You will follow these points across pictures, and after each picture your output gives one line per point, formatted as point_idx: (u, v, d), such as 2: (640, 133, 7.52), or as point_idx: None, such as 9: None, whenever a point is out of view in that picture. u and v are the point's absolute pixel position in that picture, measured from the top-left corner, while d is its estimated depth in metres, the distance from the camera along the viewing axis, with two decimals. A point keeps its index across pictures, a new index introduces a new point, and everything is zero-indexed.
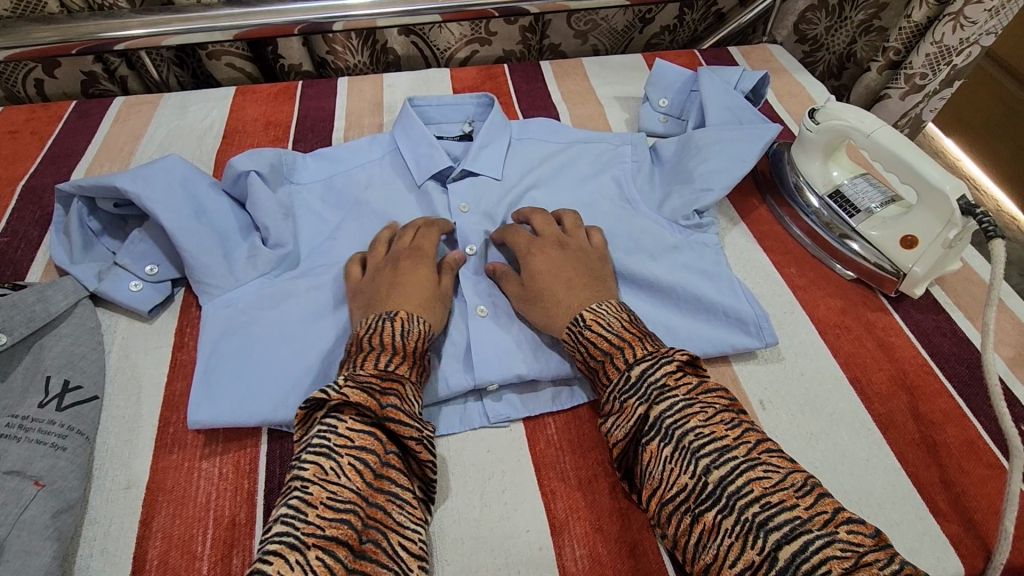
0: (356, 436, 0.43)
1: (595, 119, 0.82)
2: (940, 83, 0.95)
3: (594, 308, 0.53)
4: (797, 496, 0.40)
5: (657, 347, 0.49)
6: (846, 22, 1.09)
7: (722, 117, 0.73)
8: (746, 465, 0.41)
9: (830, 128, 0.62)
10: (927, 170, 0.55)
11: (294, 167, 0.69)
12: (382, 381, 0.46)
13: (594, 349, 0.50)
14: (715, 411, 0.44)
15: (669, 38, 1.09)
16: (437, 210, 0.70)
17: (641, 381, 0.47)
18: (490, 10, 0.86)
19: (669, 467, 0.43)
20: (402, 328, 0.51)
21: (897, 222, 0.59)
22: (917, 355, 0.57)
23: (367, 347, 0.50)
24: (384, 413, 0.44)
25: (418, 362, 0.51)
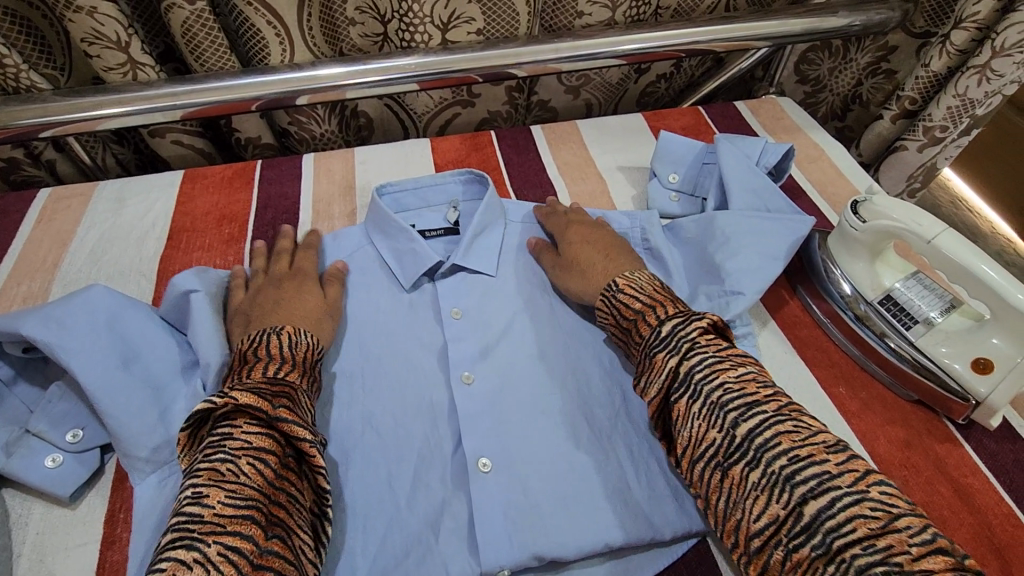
0: (254, 439, 0.40)
1: (598, 197, 0.73)
2: (961, 134, 0.88)
3: (626, 274, 0.54)
4: (828, 452, 0.38)
5: (682, 309, 0.49)
6: (851, 63, 1.02)
7: (748, 202, 0.65)
8: (775, 418, 0.40)
9: (878, 228, 0.54)
10: (1002, 278, 0.47)
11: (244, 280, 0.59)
12: (272, 387, 0.43)
13: (624, 309, 0.51)
14: (748, 370, 0.44)
15: (663, 85, 1.00)
16: (425, 324, 0.60)
17: (671, 337, 0.46)
18: (476, 76, 0.77)
19: (699, 423, 0.43)
20: (289, 341, 0.48)
21: (967, 338, 0.51)
22: (1001, 502, 0.48)
23: (251, 360, 0.46)
24: (277, 413, 0.41)
25: (309, 372, 0.48)
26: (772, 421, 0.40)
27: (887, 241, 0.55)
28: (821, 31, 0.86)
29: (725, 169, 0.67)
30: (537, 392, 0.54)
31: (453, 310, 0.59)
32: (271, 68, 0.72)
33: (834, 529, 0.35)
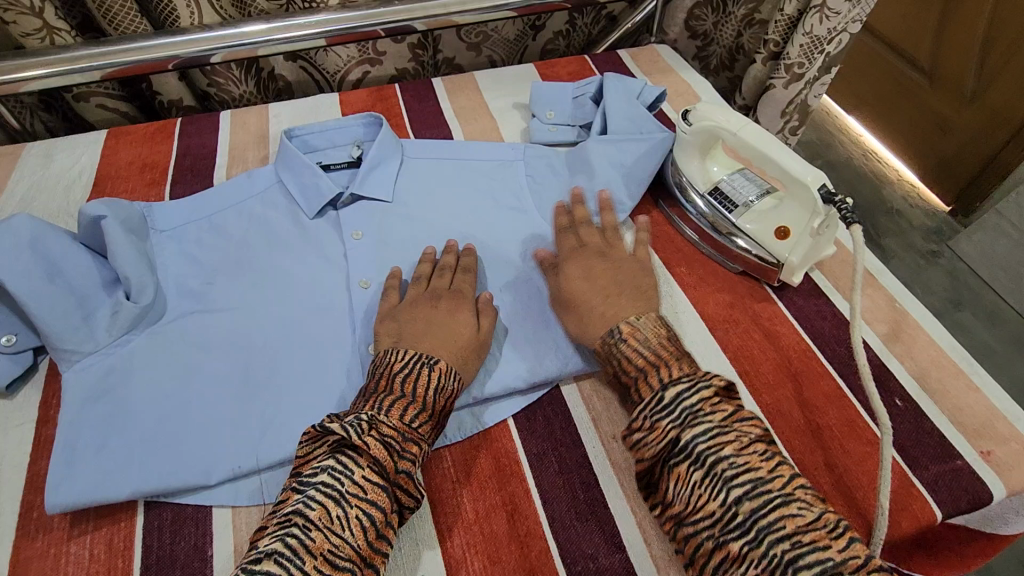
0: (370, 489, 0.43)
1: (489, 133, 0.82)
2: (819, 70, 0.99)
3: (633, 322, 0.53)
4: (829, 535, 0.39)
5: (691, 370, 0.48)
6: (729, 17, 1.14)
7: (625, 128, 0.74)
8: (781, 499, 0.40)
9: (702, 129, 0.64)
10: (787, 159, 0.58)
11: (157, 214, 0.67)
12: (407, 441, 0.45)
13: (628, 364, 0.51)
14: (754, 441, 0.44)
15: (563, 42, 1.10)
16: (327, 243, 0.68)
17: (676, 404, 0.46)
18: (376, 31, 0.86)
19: (698, 492, 0.43)
20: (439, 384, 0.50)
21: (771, 214, 0.61)
22: (800, 341, 0.59)
23: (398, 393, 0.48)
24: (398, 477, 0.44)
25: (439, 421, 0.50)
26: (776, 501, 0.41)
27: (711, 138, 0.65)
28: None
29: (608, 104, 0.76)
30: None
31: (355, 232, 0.67)
32: (180, 29, 0.79)
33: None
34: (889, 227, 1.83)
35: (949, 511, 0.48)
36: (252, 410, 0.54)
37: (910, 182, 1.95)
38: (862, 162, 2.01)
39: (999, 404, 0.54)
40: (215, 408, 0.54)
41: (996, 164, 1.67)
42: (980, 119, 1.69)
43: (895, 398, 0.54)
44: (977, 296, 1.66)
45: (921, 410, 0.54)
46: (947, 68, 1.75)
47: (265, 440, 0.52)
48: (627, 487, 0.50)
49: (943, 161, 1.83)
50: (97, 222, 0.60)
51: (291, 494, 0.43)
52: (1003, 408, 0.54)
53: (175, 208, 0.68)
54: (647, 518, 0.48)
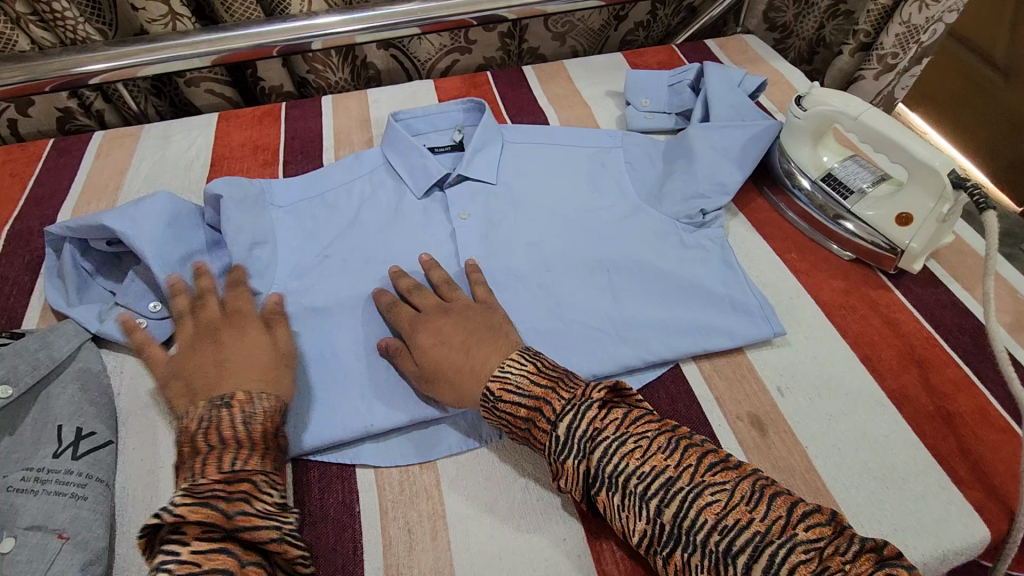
0: (204, 558, 0.38)
1: (584, 120, 0.83)
2: (910, 60, 0.98)
3: (500, 371, 0.49)
4: (748, 509, 0.40)
5: (571, 391, 0.46)
6: (813, 8, 1.12)
7: (727, 115, 0.74)
8: (692, 491, 0.41)
9: (817, 113, 0.64)
10: (914, 144, 0.57)
11: (275, 190, 0.70)
12: (229, 483, 0.42)
13: (514, 420, 0.48)
14: (648, 442, 0.44)
15: (643, 33, 1.11)
16: (435, 223, 0.70)
17: (570, 437, 0.45)
18: (469, 19, 0.88)
19: (625, 514, 0.43)
20: (242, 415, 0.46)
21: (889, 200, 0.61)
22: (922, 329, 0.58)
23: (204, 450, 0.44)
24: (235, 521, 0.40)
25: (272, 448, 0.46)
26: (691, 494, 0.41)
27: (825, 127, 0.66)
28: None
29: (708, 91, 0.77)
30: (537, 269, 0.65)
31: (462, 213, 0.69)
32: (291, 16, 0.82)
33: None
34: None
35: None
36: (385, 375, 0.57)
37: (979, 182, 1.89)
38: None
39: None
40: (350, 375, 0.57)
41: None
42: None
43: None
44: None
45: None
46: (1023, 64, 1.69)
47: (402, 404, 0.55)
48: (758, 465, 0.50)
49: (1015, 161, 1.77)
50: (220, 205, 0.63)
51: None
52: None
53: (290, 186, 0.71)
54: None
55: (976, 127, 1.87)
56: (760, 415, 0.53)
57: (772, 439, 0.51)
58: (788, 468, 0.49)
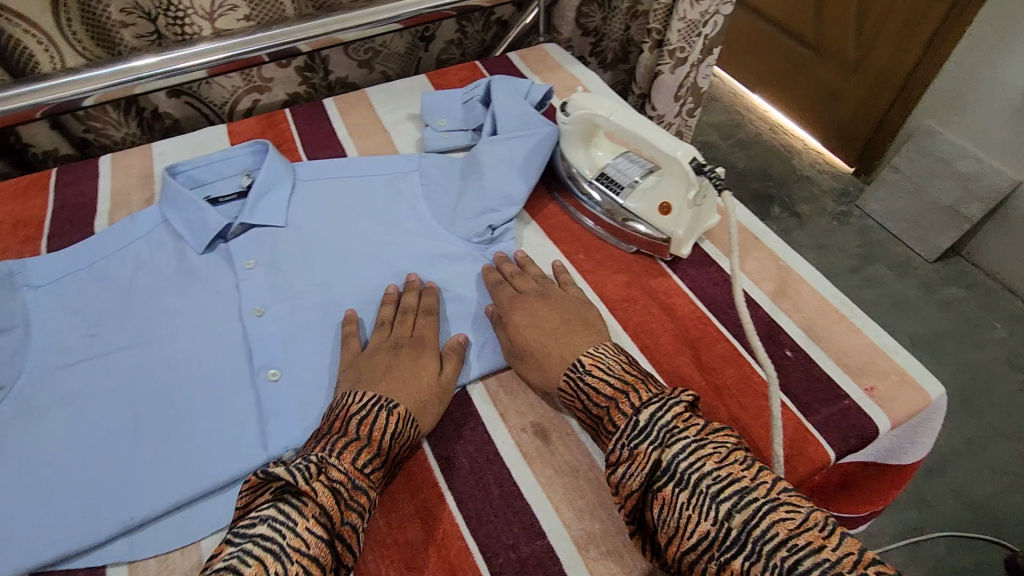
0: (313, 544, 0.39)
1: (382, 147, 0.82)
2: (700, 52, 1.04)
3: (594, 351, 0.51)
4: (823, 536, 0.38)
5: (659, 391, 0.47)
6: (615, 10, 1.18)
7: (513, 125, 0.76)
8: (769, 504, 0.39)
9: (581, 118, 0.66)
10: (660, 138, 0.60)
11: (29, 271, 0.63)
12: (353, 488, 0.42)
13: (595, 396, 0.48)
14: (729, 451, 0.43)
15: (457, 50, 1.12)
16: (219, 277, 0.66)
17: (651, 426, 0.44)
18: (263, 56, 0.84)
19: (687, 513, 0.40)
20: (398, 428, 0.47)
21: (653, 192, 0.64)
22: (696, 309, 0.61)
23: (342, 434, 0.45)
24: (342, 529, 0.41)
25: (392, 465, 0.47)
26: (765, 507, 0.39)
27: (592, 129, 0.69)
28: None
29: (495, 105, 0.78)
30: (325, 310, 0.62)
31: (247, 262, 0.66)
32: (49, 73, 0.75)
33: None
34: (802, 195, 1.92)
35: (840, 449, 0.51)
36: (141, 456, 0.51)
37: (815, 149, 2.07)
38: (771, 136, 2.11)
39: (877, 341, 0.58)
40: (103, 463, 0.51)
41: (888, 119, 1.79)
42: (867, 83, 1.80)
43: (786, 351, 0.57)
44: (887, 250, 1.75)
45: (810, 356, 0.57)
46: (831, 40, 1.86)
47: (159, 487, 0.49)
48: (541, 474, 0.50)
49: (839, 128, 1.95)
50: None
51: (225, 546, 0.39)
52: (882, 344, 0.58)
53: (49, 262, 0.64)
54: (563, 502, 0.48)
55: (803, 101, 2.06)
56: (544, 423, 0.53)
57: (555, 444, 0.52)
58: (570, 470, 0.50)
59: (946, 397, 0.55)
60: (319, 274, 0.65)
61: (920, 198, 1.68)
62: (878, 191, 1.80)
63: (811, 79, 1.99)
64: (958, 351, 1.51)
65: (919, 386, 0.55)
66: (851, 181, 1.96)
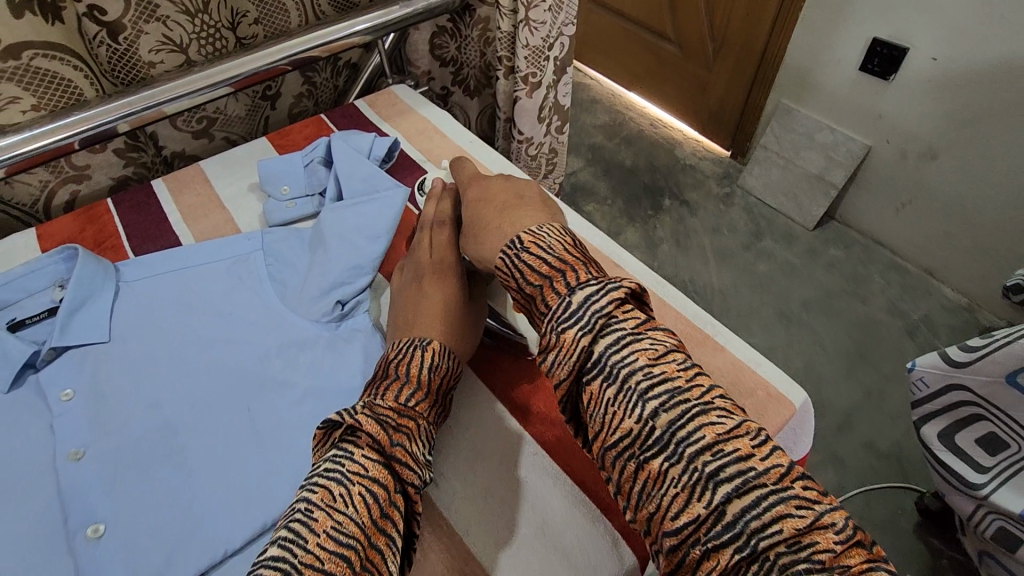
0: (370, 467, 0.43)
1: (222, 227, 0.75)
2: (552, 74, 1.05)
3: (536, 232, 0.50)
4: (753, 445, 0.37)
5: (596, 275, 0.46)
6: (468, 39, 1.18)
7: (358, 189, 0.72)
8: (700, 407, 0.38)
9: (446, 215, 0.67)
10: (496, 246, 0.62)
11: None
12: (400, 417, 0.47)
13: (532, 274, 0.47)
14: (665, 349, 0.41)
15: (309, 102, 1.07)
16: (27, 417, 0.56)
17: (584, 309, 0.43)
18: (71, 144, 0.75)
19: (613, 409, 0.40)
20: (431, 361, 0.52)
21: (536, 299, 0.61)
22: None
23: (393, 376, 0.50)
24: (394, 450, 0.44)
25: (437, 402, 0.52)
26: (696, 411, 0.38)
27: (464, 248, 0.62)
28: (396, 23, 0.96)
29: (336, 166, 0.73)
30: (157, 435, 0.55)
31: (63, 394, 0.57)
32: None
33: (760, 530, 0.34)
34: (689, 182, 1.99)
35: None
36: None
37: (693, 138, 2.16)
38: (651, 131, 2.19)
39: (739, 356, 0.58)
40: None
41: (751, 102, 1.90)
42: (726, 72, 1.90)
43: None
44: (772, 223, 1.84)
45: None
46: (688, 36, 1.96)
47: None
48: None
49: (711, 115, 2.05)
50: None
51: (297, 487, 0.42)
52: (745, 359, 0.58)
53: None
54: None
55: (674, 93, 2.14)
56: None
57: None
58: None
59: (810, 401, 0.56)
60: (149, 390, 0.58)
61: (792, 171, 1.81)
62: (754, 169, 1.90)
63: (678, 72, 2.08)
64: (847, 306, 1.62)
65: (784, 397, 0.56)
66: (730, 163, 2.06)
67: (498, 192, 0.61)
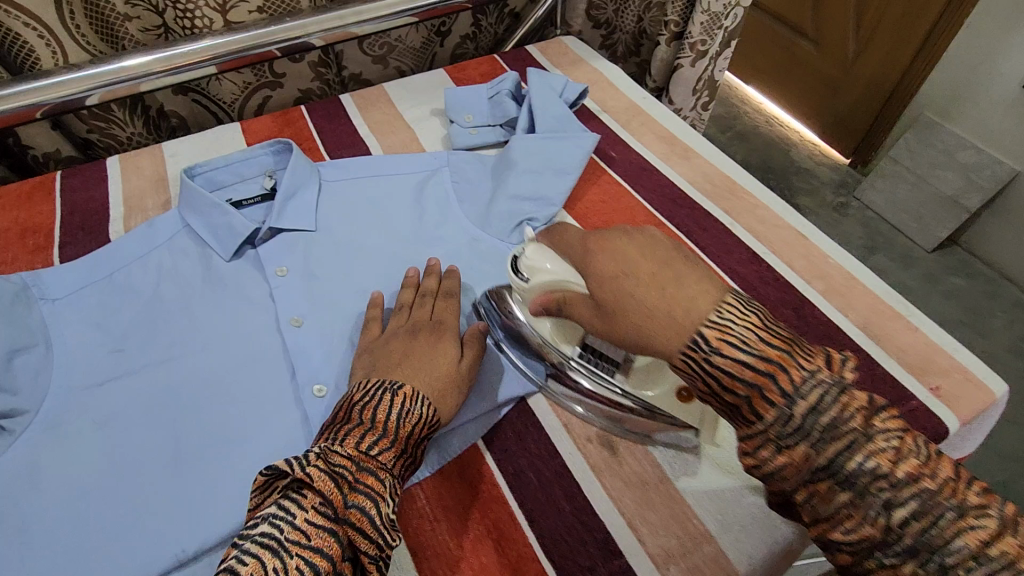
0: (312, 534, 0.37)
1: (407, 144, 0.79)
2: (719, 44, 1.04)
3: (718, 317, 0.38)
4: (986, 526, 0.33)
5: (811, 362, 0.37)
6: (628, 2, 1.15)
7: (548, 124, 0.73)
8: (937, 500, 0.34)
9: (539, 287, 0.50)
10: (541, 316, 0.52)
11: (41, 285, 0.59)
12: (357, 472, 0.41)
13: (731, 381, 0.37)
14: (891, 439, 0.35)
15: (471, 45, 1.08)
16: (251, 286, 0.63)
17: (806, 423, 0.35)
18: (272, 51, 0.80)
19: (845, 515, 0.35)
20: (401, 409, 0.45)
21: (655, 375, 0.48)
22: None
23: (355, 423, 0.44)
24: (348, 513, 0.39)
25: (407, 453, 0.44)
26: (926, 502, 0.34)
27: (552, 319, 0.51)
28: None
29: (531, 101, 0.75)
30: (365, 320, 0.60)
31: (278, 269, 0.63)
32: (45, 72, 0.70)
33: None
34: (802, 186, 1.93)
35: None
36: (182, 484, 0.50)
37: (812, 141, 2.08)
38: (767, 128, 2.12)
39: (936, 338, 0.57)
40: (148, 488, 0.49)
41: (886, 110, 1.80)
42: (865, 75, 1.81)
43: (846, 351, 0.56)
44: (888, 240, 1.78)
45: (871, 356, 0.56)
46: (829, 33, 1.87)
47: None
48: (610, 487, 0.48)
49: (836, 119, 1.97)
50: None
51: (230, 548, 0.37)
52: (940, 342, 0.57)
53: (64, 275, 0.61)
54: (635, 516, 0.46)
55: (799, 92, 2.07)
56: (608, 433, 0.51)
57: (623, 456, 0.50)
58: (640, 482, 0.48)
59: (1010, 394, 0.54)
60: (355, 280, 0.63)
61: (920, 188, 1.70)
62: (877, 181, 1.81)
63: (810, 70, 2.00)
64: (962, 337, 1.55)
65: (983, 383, 0.54)
66: (848, 172, 1.97)
67: (629, 249, 0.43)
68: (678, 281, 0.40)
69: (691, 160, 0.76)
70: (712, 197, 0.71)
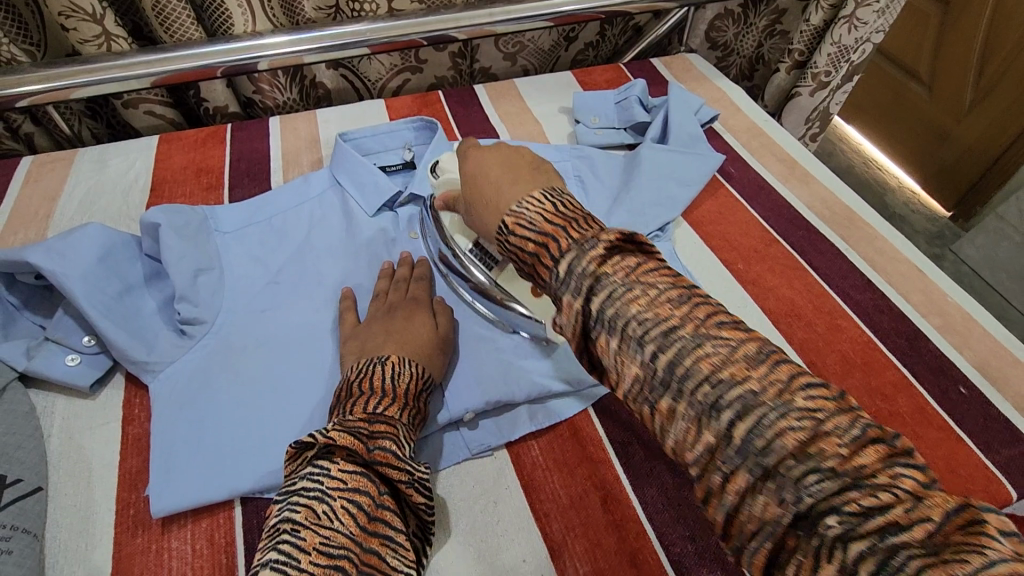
0: (349, 479, 0.41)
1: (533, 137, 0.84)
2: (842, 77, 1.04)
3: (516, 208, 0.44)
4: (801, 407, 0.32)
5: (582, 233, 0.40)
6: (752, 28, 1.16)
7: (679, 139, 0.78)
8: (693, 342, 0.34)
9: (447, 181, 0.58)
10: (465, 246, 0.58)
11: (215, 217, 0.67)
12: (373, 423, 0.44)
13: (521, 254, 0.42)
14: (657, 290, 0.37)
15: (592, 53, 1.12)
16: (387, 244, 0.70)
17: (569, 276, 0.38)
18: (419, 39, 0.87)
19: (618, 359, 0.36)
20: (393, 371, 0.49)
21: None
22: (862, 333, 0.61)
23: (358, 393, 0.47)
24: (373, 456, 0.42)
25: (412, 405, 0.48)
26: (691, 346, 0.35)
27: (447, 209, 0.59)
28: None
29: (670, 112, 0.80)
30: None
31: (413, 233, 0.70)
32: (234, 36, 0.79)
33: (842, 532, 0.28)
34: None
35: None
36: (325, 404, 0.55)
37: (910, 189, 2.00)
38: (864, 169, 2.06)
39: None
40: (297, 404, 0.55)
41: (998, 166, 1.73)
42: (978, 129, 1.75)
43: (959, 387, 0.57)
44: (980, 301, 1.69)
45: (986, 397, 0.56)
46: (946, 80, 1.81)
47: None
48: None
49: (941, 169, 1.88)
50: (156, 230, 0.60)
51: (275, 506, 0.41)
52: None
53: (234, 211, 0.68)
54: None
55: (903, 137, 2.00)
56: None
57: None
58: None
59: None
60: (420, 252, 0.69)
61: None
62: (977, 239, 1.72)
63: (919, 115, 1.94)
64: None
65: None
66: (947, 225, 1.88)
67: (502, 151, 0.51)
68: (517, 171, 0.48)
69: (810, 186, 0.77)
70: (830, 222, 0.73)
